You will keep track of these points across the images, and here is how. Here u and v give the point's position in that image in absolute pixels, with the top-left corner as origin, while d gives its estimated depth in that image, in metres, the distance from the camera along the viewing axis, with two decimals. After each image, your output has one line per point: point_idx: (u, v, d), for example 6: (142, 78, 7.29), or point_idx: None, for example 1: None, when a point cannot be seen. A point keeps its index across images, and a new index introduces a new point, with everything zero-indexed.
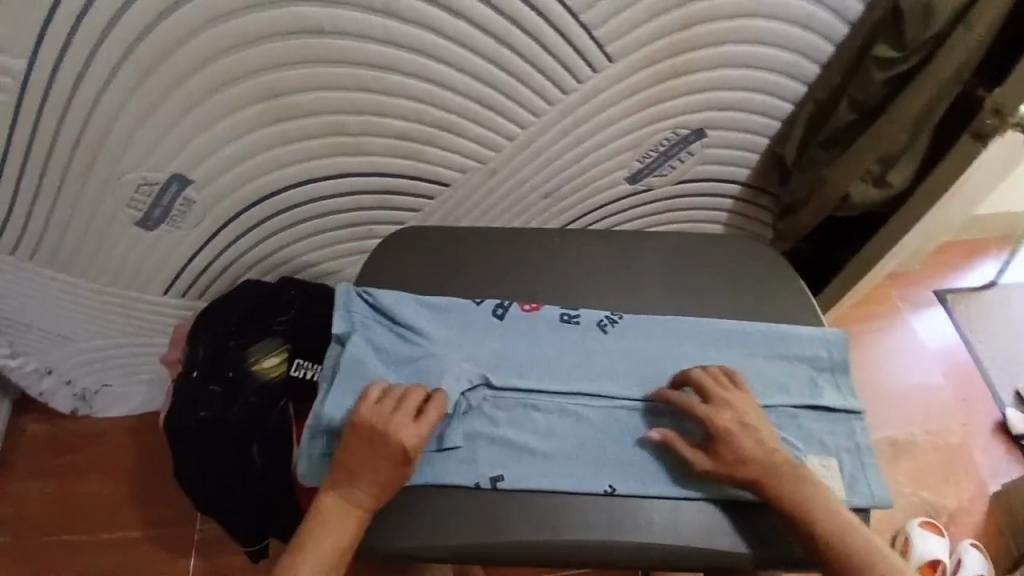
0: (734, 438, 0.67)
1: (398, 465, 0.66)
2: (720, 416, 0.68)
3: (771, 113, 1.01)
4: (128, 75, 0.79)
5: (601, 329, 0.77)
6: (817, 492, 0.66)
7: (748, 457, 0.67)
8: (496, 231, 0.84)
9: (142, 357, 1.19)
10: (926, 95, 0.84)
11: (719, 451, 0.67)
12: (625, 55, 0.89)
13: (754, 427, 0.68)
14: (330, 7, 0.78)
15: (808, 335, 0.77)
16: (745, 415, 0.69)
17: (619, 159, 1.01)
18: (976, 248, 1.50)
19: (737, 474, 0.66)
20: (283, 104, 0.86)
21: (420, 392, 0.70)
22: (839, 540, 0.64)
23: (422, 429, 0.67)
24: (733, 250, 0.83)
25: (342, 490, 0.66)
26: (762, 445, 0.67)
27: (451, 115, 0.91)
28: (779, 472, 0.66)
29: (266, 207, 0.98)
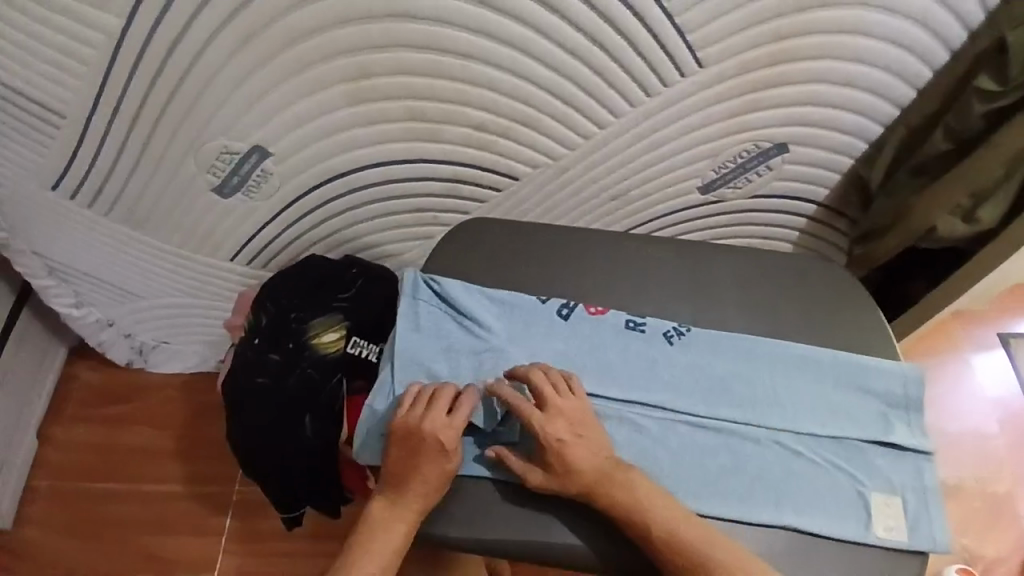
0: (568, 449, 0.65)
1: (440, 465, 0.67)
2: (552, 426, 0.67)
3: (858, 135, 0.98)
4: (225, 45, 0.81)
5: (667, 340, 0.75)
6: (655, 500, 0.64)
7: (579, 469, 0.65)
8: (567, 230, 0.83)
9: (201, 317, 1.22)
10: None
11: (549, 462, 0.65)
12: (715, 64, 0.87)
13: (587, 438, 0.67)
14: None
15: (883, 368, 0.74)
16: (578, 425, 0.67)
17: (694, 167, 1.00)
18: None
19: (569, 486, 0.65)
20: (368, 85, 0.87)
21: (449, 389, 0.70)
22: (670, 542, 0.63)
23: (455, 424, 0.68)
24: (809, 273, 0.81)
25: (390, 495, 0.68)
26: (597, 455, 0.66)
27: (530, 109, 0.91)
28: (613, 483, 0.64)
29: (339, 184, 1.00)
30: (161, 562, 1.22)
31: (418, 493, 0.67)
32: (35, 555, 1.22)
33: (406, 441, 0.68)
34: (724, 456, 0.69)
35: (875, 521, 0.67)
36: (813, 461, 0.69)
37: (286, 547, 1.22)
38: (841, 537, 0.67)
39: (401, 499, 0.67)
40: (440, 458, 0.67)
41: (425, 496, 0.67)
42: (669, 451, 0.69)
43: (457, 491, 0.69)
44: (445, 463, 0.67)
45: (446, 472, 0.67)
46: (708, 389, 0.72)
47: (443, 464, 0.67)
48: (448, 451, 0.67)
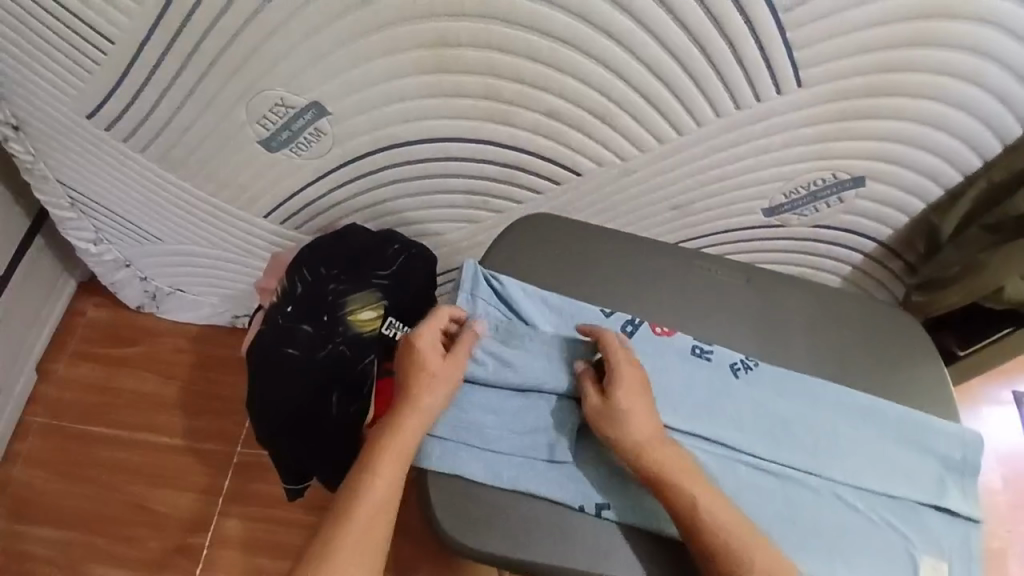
0: (633, 396, 0.65)
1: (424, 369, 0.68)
2: (626, 372, 0.66)
3: (938, 180, 0.94)
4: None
5: (733, 372, 0.72)
6: (694, 480, 0.62)
7: (637, 420, 0.63)
8: (637, 239, 0.79)
9: (224, 269, 1.17)
10: None
11: (610, 405, 0.64)
12: (812, 86, 0.83)
13: (648, 398, 0.65)
14: None
15: (946, 429, 0.71)
16: (645, 383, 0.66)
17: (763, 189, 0.96)
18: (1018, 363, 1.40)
19: (621, 439, 0.63)
20: (447, 56, 0.82)
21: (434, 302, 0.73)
22: (710, 530, 0.60)
23: (426, 332, 0.70)
24: (881, 321, 0.78)
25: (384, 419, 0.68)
26: (654, 419, 0.65)
27: (612, 104, 0.86)
28: (654, 452, 0.63)
29: (393, 154, 0.95)
30: (153, 513, 1.18)
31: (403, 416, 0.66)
32: (23, 488, 1.19)
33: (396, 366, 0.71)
34: (779, 501, 0.67)
35: None
36: (869, 517, 0.67)
37: (284, 515, 1.19)
38: None
39: (388, 432, 0.65)
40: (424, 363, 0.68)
41: (412, 416, 0.66)
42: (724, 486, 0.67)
43: (502, 508, 0.64)
44: (426, 363, 0.68)
45: (433, 372, 0.67)
46: (770, 430, 0.70)
47: (427, 367, 0.68)
48: (428, 352, 0.68)
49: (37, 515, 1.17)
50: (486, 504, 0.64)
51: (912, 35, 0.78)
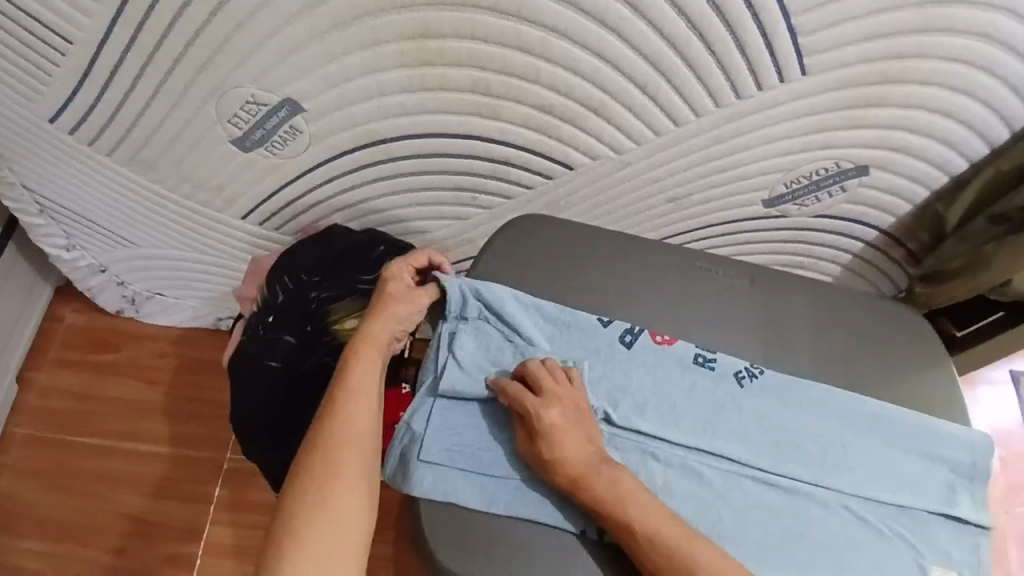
0: (559, 438, 0.61)
1: (394, 291, 0.75)
2: (547, 413, 0.62)
3: (944, 168, 0.90)
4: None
5: (738, 381, 0.69)
6: (637, 500, 0.60)
7: (570, 460, 0.61)
8: (633, 240, 0.75)
9: (203, 272, 1.13)
10: None
11: (540, 450, 0.62)
12: (816, 74, 0.78)
13: (579, 427, 0.63)
14: None
15: (954, 435, 0.69)
16: (571, 415, 0.63)
17: (762, 180, 0.92)
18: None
19: (559, 480, 0.61)
20: (430, 47, 0.77)
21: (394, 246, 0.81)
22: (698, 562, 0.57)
23: (397, 269, 0.76)
24: (886, 319, 0.75)
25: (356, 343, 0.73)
26: (586, 449, 0.62)
27: (605, 96, 0.82)
28: (602, 486, 0.60)
29: (376, 151, 0.90)
30: (140, 523, 1.15)
31: (380, 325, 0.73)
32: (5, 501, 1.15)
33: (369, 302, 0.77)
34: (786, 517, 0.64)
35: None
36: (877, 529, 0.65)
37: None
38: None
39: (360, 349, 0.71)
40: (396, 289, 0.75)
41: (391, 324, 0.73)
42: (728, 503, 0.64)
43: (497, 533, 0.61)
44: (396, 291, 0.75)
45: (403, 291, 0.75)
46: (775, 441, 0.67)
47: (400, 291, 0.75)
48: (393, 278, 0.76)
49: (20, 529, 1.14)
50: (482, 531, 0.61)
51: (922, 19, 0.74)
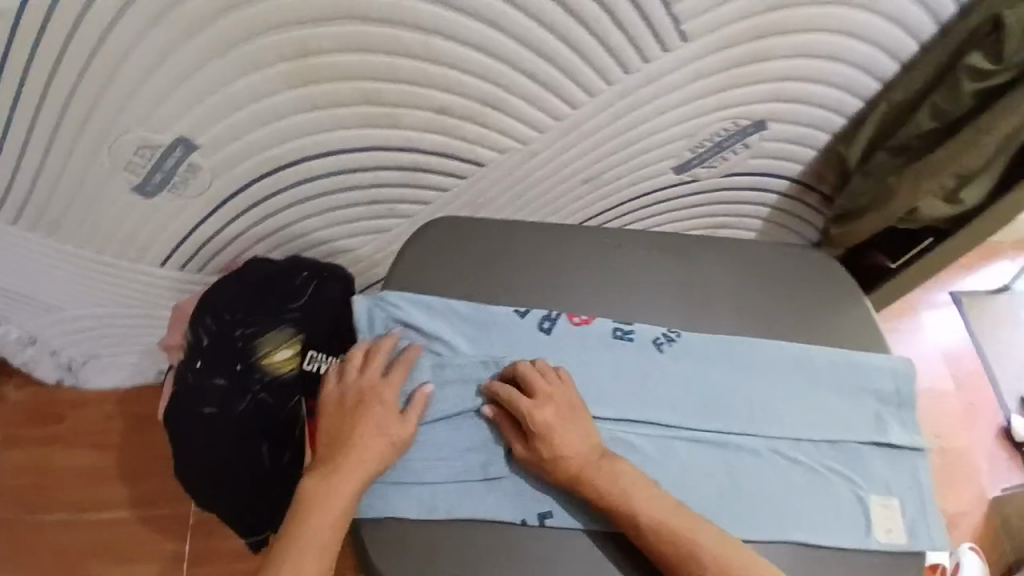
0: (557, 437, 0.62)
1: (380, 404, 0.65)
2: (541, 412, 0.63)
3: (838, 110, 0.93)
4: (140, 22, 0.69)
5: (657, 347, 0.70)
6: (641, 494, 0.61)
7: (566, 456, 0.62)
8: (546, 226, 0.75)
9: (138, 325, 1.10)
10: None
11: (537, 448, 0.62)
12: (696, 38, 0.80)
13: (576, 423, 0.64)
14: None
15: (876, 365, 0.71)
16: (568, 414, 0.64)
17: (669, 148, 0.93)
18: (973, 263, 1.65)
19: (555, 474, 0.62)
20: (314, 65, 0.76)
21: (386, 348, 0.68)
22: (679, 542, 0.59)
23: (388, 383, 0.66)
24: (799, 265, 0.76)
25: (330, 452, 0.64)
26: (583, 445, 0.63)
27: (498, 90, 0.82)
28: (597, 476, 0.62)
29: (282, 176, 0.89)
30: None
31: (361, 451, 0.63)
32: None
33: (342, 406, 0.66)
34: (724, 474, 0.65)
35: (874, 528, 0.65)
36: (812, 468, 0.66)
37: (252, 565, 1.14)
38: (843, 546, 0.64)
39: (337, 462, 0.63)
40: (384, 419, 0.64)
41: (372, 455, 0.63)
42: (665, 469, 0.65)
43: (442, 537, 0.61)
44: (386, 423, 0.64)
45: (390, 411, 0.64)
46: (702, 400, 0.68)
47: (387, 423, 0.64)
48: (383, 395, 0.65)
49: None
50: (427, 538, 0.61)
51: None
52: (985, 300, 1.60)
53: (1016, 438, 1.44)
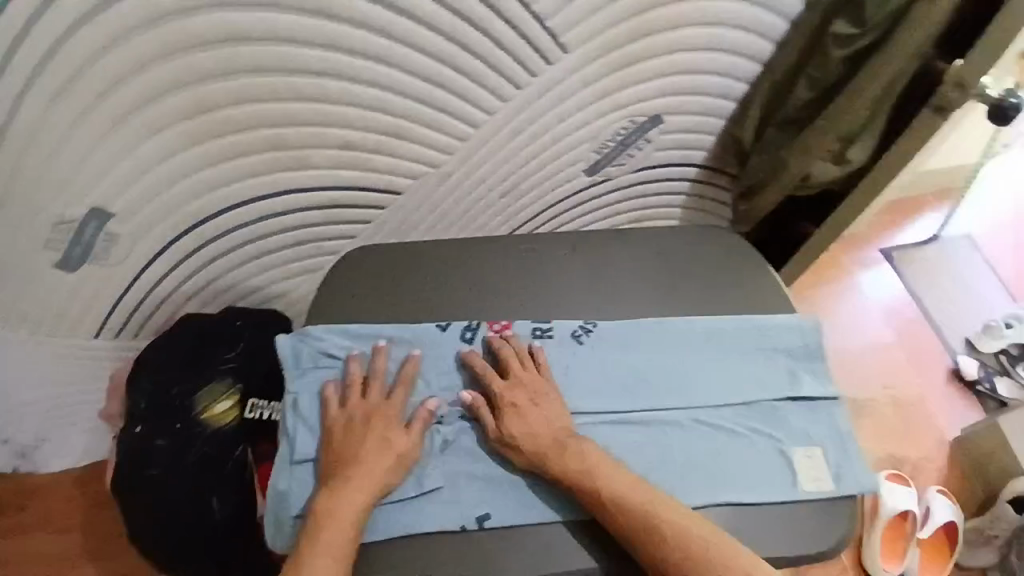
0: (525, 413, 0.66)
1: (386, 419, 0.65)
2: (512, 391, 0.68)
3: (727, 96, 0.97)
4: (33, 108, 0.67)
5: (576, 340, 0.74)
6: (607, 471, 0.64)
7: (532, 433, 0.65)
8: (458, 241, 0.78)
9: (78, 408, 1.05)
10: (890, 67, 0.78)
11: (505, 425, 0.66)
12: (578, 47, 0.83)
13: (544, 404, 0.68)
14: (264, 11, 0.69)
15: (783, 325, 0.76)
16: (537, 396, 0.68)
17: (576, 152, 0.97)
18: (898, 216, 1.73)
19: (521, 451, 0.65)
20: (213, 119, 0.76)
21: (383, 369, 0.68)
22: (653, 525, 0.61)
23: (394, 399, 0.67)
24: (700, 245, 0.81)
25: (337, 464, 0.63)
26: (549, 425, 0.66)
27: (399, 119, 0.82)
28: (560, 454, 0.64)
29: (199, 234, 0.88)
30: None
31: (370, 459, 0.63)
32: None
33: (347, 422, 0.65)
34: (652, 450, 0.69)
35: (800, 479, 0.69)
36: (734, 432, 0.71)
37: None
38: (771, 500, 0.68)
39: (347, 475, 0.62)
40: (389, 430, 0.65)
41: (380, 463, 0.63)
42: None
43: (385, 558, 0.61)
44: (393, 440, 0.64)
45: (397, 426, 0.65)
46: (623, 383, 0.72)
47: (390, 433, 0.65)
48: (388, 411, 0.66)
49: None
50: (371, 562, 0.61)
51: None
52: (914, 249, 1.69)
53: (967, 378, 1.51)
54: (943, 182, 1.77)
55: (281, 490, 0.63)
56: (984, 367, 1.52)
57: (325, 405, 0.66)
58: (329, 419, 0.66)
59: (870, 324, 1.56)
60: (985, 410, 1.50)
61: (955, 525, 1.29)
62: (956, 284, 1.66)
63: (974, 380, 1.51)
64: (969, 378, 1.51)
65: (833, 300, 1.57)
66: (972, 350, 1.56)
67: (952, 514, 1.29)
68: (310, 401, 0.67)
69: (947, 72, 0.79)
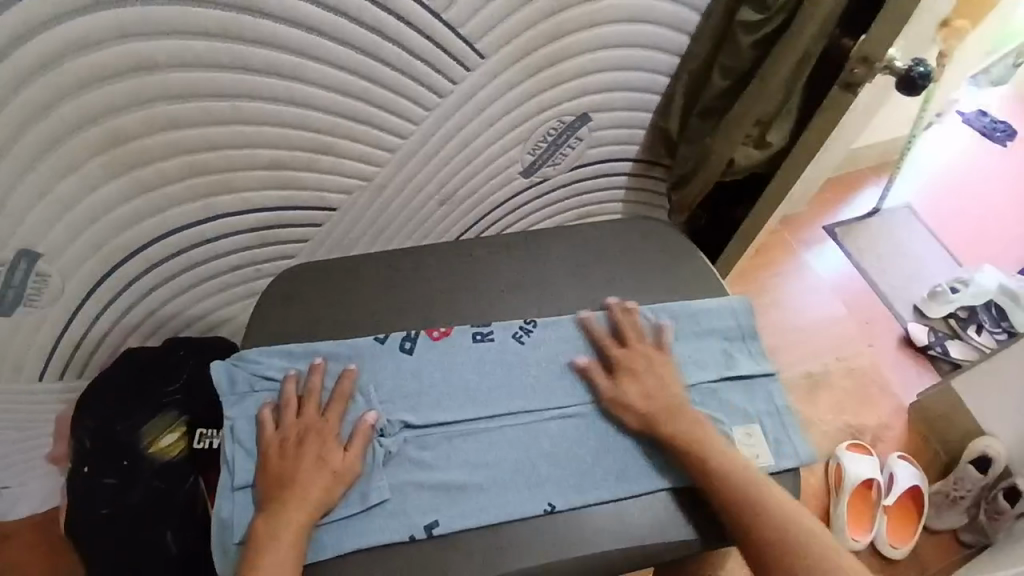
0: (640, 380, 0.71)
1: (322, 438, 0.66)
2: (631, 359, 0.72)
3: (649, 90, 1.00)
4: None
5: (518, 341, 0.75)
6: (715, 444, 0.67)
7: (645, 397, 0.70)
8: (393, 253, 0.78)
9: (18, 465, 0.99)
10: (797, 49, 0.81)
11: (621, 389, 0.70)
12: (495, 52, 0.84)
13: (660, 374, 0.72)
14: (172, 39, 0.69)
15: (714, 308, 0.79)
16: (652, 365, 0.72)
17: (509, 155, 0.98)
18: (838, 192, 1.79)
19: (636, 413, 0.69)
20: (130, 151, 0.75)
21: (318, 388, 0.68)
22: (749, 497, 0.64)
23: (331, 418, 0.67)
24: (631, 238, 0.83)
25: (274, 488, 0.63)
26: (665, 391, 0.70)
27: (323, 136, 0.83)
28: (669, 420, 0.68)
29: (132, 267, 0.86)
30: None
31: (307, 479, 0.63)
32: None
33: (282, 445, 0.65)
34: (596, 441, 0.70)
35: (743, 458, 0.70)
36: None
37: None
38: None
39: (284, 497, 0.62)
40: (326, 449, 0.65)
41: (318, 482, 0.63)
42: (541, 453, 0.68)
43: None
44: (330, 458, 0.64)
45: (331, 444, 0.65)
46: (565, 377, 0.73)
47: (327, 452, 0.65)
48: (325, 429, 0.66)
49: None
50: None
51: None
52: (856, 223, 1.75)
53: (917, 344, 1.56)
54: (879, 157, 1.83)
55: (223, 518, 0.63)
56: (932, 333, 1.57)
57: (261, 427, 0.66)
58: (265, 441, 0.66)
59: (820, 298, 1.61)
60: (939, 372, 1.54)
61: (920, 489, 1.33)
62: (900, 253, 1.71)
63: (925, 345, 1.56)
64: (919, 343, 1.56)
65: (783, 279, 1.62)
66: (920, 316, 1.61)
67: (914, 478, 1.33)
68: (246, 425, 0.67)
69: (854, 47, 0.82)
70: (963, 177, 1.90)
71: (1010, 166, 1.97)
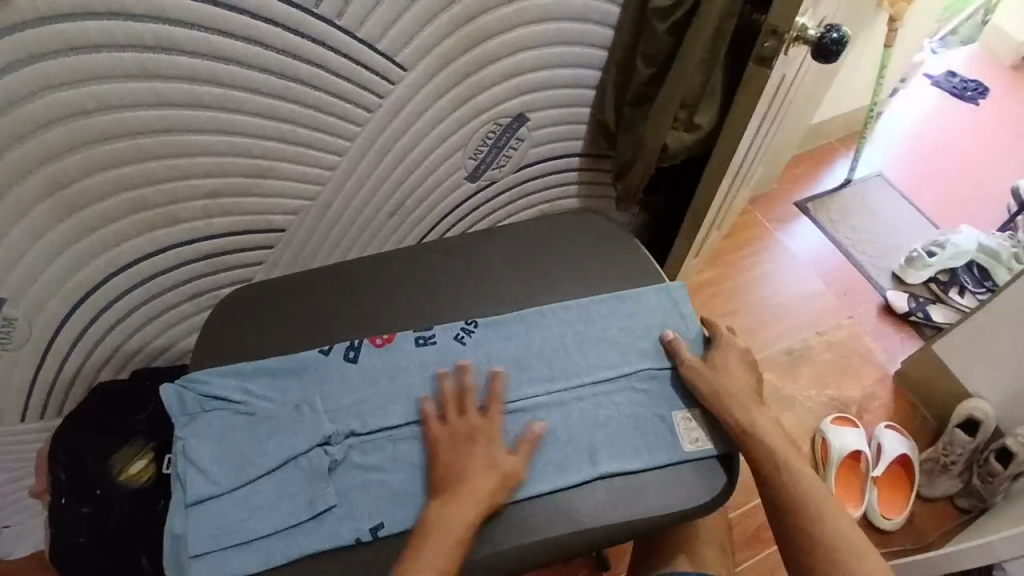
0: (723, 361, 0.76)
1: (489, 439, 0.68)
2: (726, 345, 0.77)
3: (581, 85, 1.02)
4: None
5: (460, 341, 0.77)
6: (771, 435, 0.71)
7: (721, 375, 0.74)
8: (334, 266, 0.81)
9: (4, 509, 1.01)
10: (708, 29, 0.83)
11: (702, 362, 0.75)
12: (417, 64, 0.87)
13: (740, 365, 0.76)
14: (94, 83, 0.72)
15: (651, 295, 0.81)
16: (737, 355, 0.77)
17: (451, 162, 1.00)
18: (807, 167, 1.79)
19: (712, 383, 0.73)
20: (73, 193, 0.78)
21: (473, 388, 0.72)
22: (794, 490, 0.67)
23: (494, 420, 0.70)
24: (567, 232, 0.85)
25: (445, 481, 0.65)
26: (738, 378, 0.75)
27: (259, 161, 0.86)
28: (735, 402, 0.72)
29: (93, 304, 0.89)
30: None
31: (476, 474, 0.65)
32: None
33: (455, 438, 0.68)
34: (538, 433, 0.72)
35: (682, 441, 0.72)
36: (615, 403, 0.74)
37: None
38: (656, 464, 0.70)
39: (455, 488, 0.64)
40: (490, 450, 0.68)
41: (485, 478, 0.65)
42: None
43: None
44: (499, 460, 0.67)
45: (499, 449, 0.68)
46: (507, 373, 0.75)
47: (493, 453, 0.67)
48: (490, 430, 0.69)
49: None
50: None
51: None
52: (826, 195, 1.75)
53: (897, 311, 1.56)
54: (846, 127, 1.83)
55: (176, 533, 0.66)
56: (913, 298, 1.57)
57: (425, 420, 0.70)
58: (433, 434, 0.69)
59: (797, 273, 1.61)
60: (922, 336, 1.54)
61: (907, 456, 1.32)
62: (874, 223, 1.71)
63: (906, 312, 1.55)
64: (899, 311, 1.55)
65: (758, 257, 1.63)
66: (897, 283, 1.61)
67: (903, 448, 1.31)
68: (195, 443, 0.70)
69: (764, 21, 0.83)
70: (935, 139, 1.90)
71: (982, 123, 1.96)
